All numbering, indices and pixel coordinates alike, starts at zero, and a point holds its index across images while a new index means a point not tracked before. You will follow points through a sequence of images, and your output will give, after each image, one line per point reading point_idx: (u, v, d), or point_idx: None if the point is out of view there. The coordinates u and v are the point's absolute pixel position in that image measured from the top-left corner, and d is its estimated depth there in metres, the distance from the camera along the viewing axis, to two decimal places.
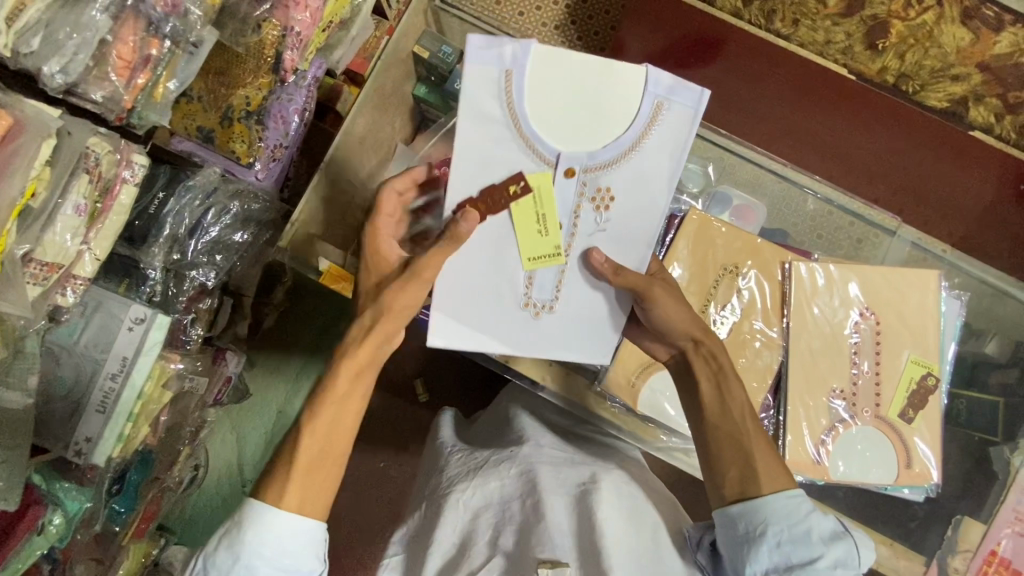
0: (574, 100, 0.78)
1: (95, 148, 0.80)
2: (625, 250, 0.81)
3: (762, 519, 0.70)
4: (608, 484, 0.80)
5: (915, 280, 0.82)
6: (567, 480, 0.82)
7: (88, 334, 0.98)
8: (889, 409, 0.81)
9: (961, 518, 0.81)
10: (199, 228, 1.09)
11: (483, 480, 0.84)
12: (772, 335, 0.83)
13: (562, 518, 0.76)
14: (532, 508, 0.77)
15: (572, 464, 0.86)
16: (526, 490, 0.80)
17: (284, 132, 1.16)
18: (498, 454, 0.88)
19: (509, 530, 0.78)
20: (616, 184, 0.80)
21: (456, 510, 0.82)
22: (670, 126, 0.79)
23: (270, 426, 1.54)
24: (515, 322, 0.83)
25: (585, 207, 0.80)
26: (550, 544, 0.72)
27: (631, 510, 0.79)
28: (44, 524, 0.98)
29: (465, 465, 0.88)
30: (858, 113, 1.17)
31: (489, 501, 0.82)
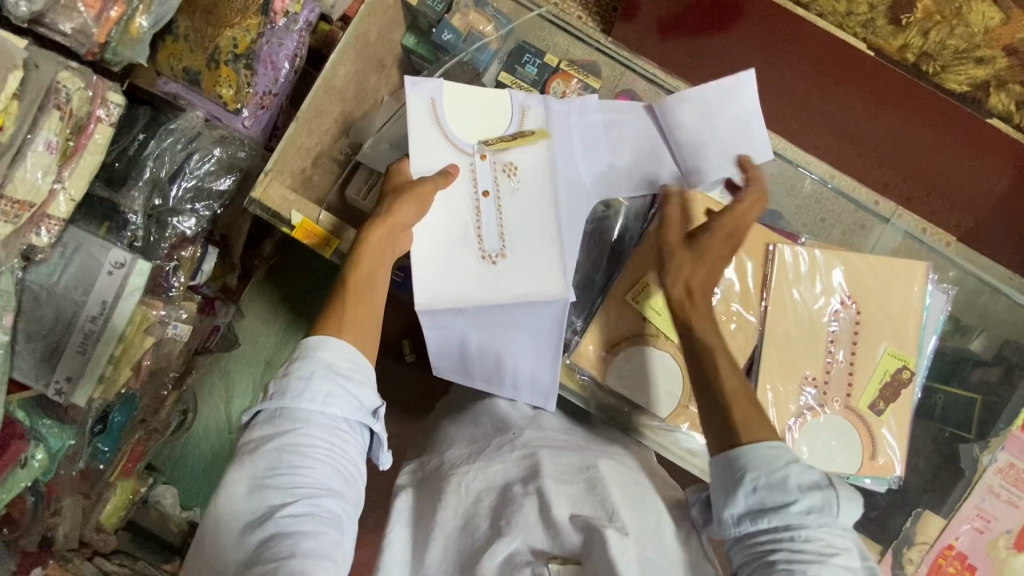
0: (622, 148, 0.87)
1: (66, 84, 0.78)
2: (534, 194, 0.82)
3: (741, 465, 0.62)
4: (607, 475, 0.77)
5: (901, 269, 0.76)
6: (569, 471, 0.78)
7: (68, 275, 0.98)
8: (860, 399, 0.74)
9: (921, 509, 0.80)
10: (181, 173, 1.06)
11: (484, 463, 0.80)
12: (750, 319, 0.75)
13: (569, 509, 0.74)
14: (536, 495, 0.74)
15: (576, 450, 0.81)
16: (529, 474, 0.77)
17: (274, 78, 1.09)
18: (500, 435, 0.84)
19: (509, 514, 0.74)
20: (523, 160, 0.82)
21: (459, 493, 0.78)
22: (730, 133, 0.85)
23: (258, 377, 1.54)
24: (469, 273, 0.79)
25: (499, 181, 0.81)
26: (558, 537, 0.72)
27: (636, 493, 0.77)
28: (27, 458, 1.02)
29: (468, 446, 0.84)
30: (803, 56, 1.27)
31: (492, 485, 0.78)
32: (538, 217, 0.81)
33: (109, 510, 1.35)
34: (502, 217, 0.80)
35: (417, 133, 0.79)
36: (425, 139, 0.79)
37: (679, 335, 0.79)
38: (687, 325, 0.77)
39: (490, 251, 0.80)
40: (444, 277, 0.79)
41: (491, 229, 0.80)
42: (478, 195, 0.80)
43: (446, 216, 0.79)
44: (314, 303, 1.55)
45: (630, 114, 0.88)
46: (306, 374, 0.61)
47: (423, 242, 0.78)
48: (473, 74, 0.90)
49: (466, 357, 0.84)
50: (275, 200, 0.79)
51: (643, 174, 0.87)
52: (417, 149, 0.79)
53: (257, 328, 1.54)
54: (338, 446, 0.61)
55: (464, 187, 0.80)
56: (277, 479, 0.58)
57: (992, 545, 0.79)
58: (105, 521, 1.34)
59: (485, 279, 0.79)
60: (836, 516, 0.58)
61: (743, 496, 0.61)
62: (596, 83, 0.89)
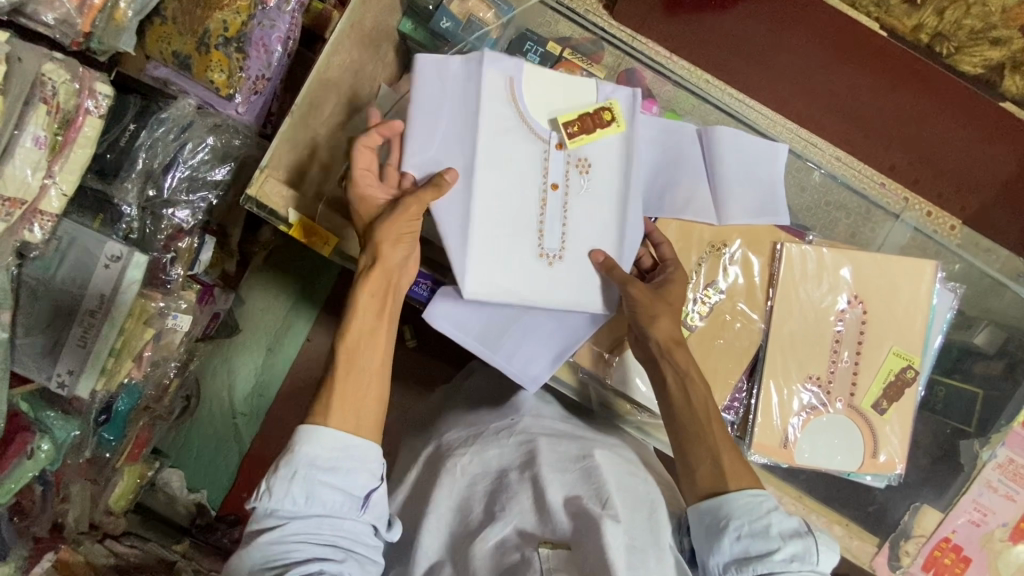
0: (667, 166, 0.80)
1: (52, 76, 0.76)
2: (601, 199, 0.78)
3: (725, 513, 0.63)
4: (605, 465, 0.72)
5: (910, 268, 0.75)
6: (566, 458, 0.73)
7: (64, 269, 0.96)
8: (862, 399, 0.74)
9: (919, 504, 0.79)
10: (175, 164, 1.04)
11: (482, 447, 0.77)
12: (754, 317, 0.76)
13: (564, 493, 0.69)
14: (530, 483, 0.70)
15: (573, 438, 0.77)
16: (528, 460, 0.73)
17: (267, 62, 1.06)
18: (498, 422, 0.81)
19: (503, 498, 0.70)
20: (598, 159, 0.79)
21: (454, 476, 0.75)
22: (761, 177, 0.79)
23: (260, 363, 1.56)
24: (527, 266, 0.77)
25: (569, 176, 0.78)
26: (551, 521, 0.67)
27: (627, 475, 0.73)
28: (33, 450, 1.01)
29: (465, 431, 0.81)
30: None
31: (488, 469, 0.75)
32: (600, 217, 0.78)
33: (119, 492, 1.36)
34: (566, 212, 0.78)
35: (490, 114, 0.77)
36: (498, 122, 0.77)
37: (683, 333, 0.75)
38: (693, 324, 0.75)
39: (549, 249, 0.77)
40: (498, 262, 0.76)
41: (552, 224, 0.77)
42: (546, 185, 0.78)
43: (509, 203, 0.77)
44: (313, 290, 1.55)
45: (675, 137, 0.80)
46: (289, 476, 0.61)
47: (480, 220, 0.76)
48: None
49: (479, 322, 0.79)
50: (271, 197, 0.78)
51: (681, 192, 0.79)
52: (486, 130, 0.77)
53: (256, 316, 1.54)
54: (330, 532, 0.62)
55: (533, 177, 0.78)
56: (273, 569, 0.60)
57: (988, 538, 0.78)
58: (114, 503, 1.35)
59: (541, 276, 0.77)
60: (817, 563, 0.59)
61: (728, 543, 0.62)
62: (597, 71, 0.86)
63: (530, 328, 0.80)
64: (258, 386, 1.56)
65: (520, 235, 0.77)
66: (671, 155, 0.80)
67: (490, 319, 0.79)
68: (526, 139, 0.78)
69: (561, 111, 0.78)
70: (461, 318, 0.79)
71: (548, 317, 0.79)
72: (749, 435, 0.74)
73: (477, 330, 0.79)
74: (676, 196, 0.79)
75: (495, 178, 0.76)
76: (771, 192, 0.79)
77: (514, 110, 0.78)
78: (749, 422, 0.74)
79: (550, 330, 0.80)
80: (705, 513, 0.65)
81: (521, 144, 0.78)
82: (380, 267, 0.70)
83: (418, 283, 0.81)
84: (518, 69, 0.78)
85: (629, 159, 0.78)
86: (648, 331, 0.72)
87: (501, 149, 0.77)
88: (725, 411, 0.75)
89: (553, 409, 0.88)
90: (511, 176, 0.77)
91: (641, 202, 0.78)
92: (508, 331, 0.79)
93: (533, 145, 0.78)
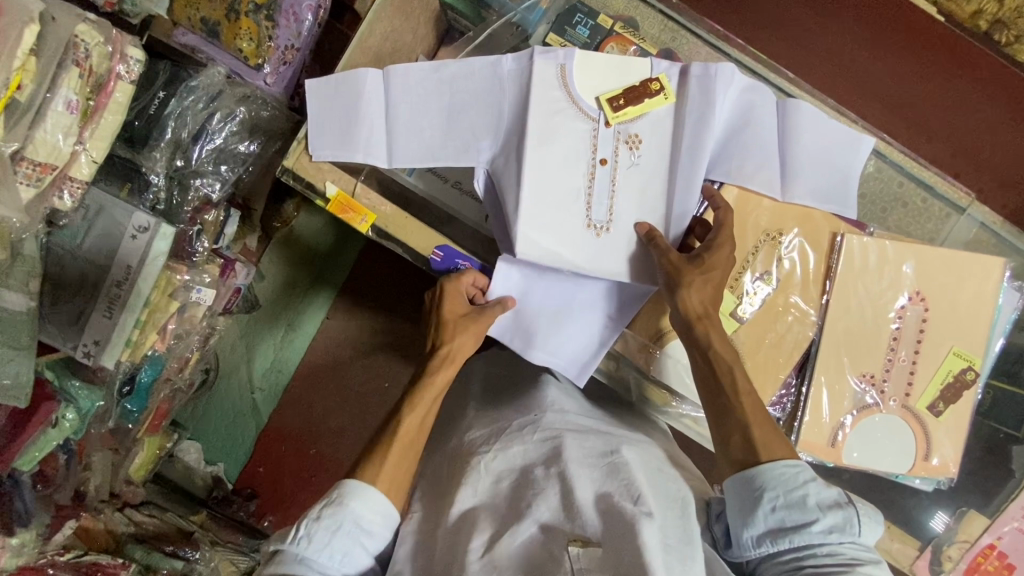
0: (738, 135, 0.75)
1: (85, 38, 0.74)
2: (649, 178, 0.75)
3: (759, 484, 0.62)
4: (632, 460, 0.70)
5: (977, 265, 0.71)
6: (594, 454, 0.72)
7: (91, 238, 0.95)
8: (918, 400, 0.72)
9: (965, 509, 0.76)
10: (204, 134, 1.01)
11: (505, 444, 0.75)
12: (808, 311, 0.73)
13: (593, 491, 0.67)
14: (557, 479, 0.69)
15: (600, 433, 0.76)
16: (553, 456, 0.71)
17: (296, 31, 1.03)
18: (521, 417, 0.79)
19: (537, 499, 0.68)
20: (650, 132, 0.75)
21: (478, 473, 0.73)
22: (835, 163, 0.76)
23: (278, 339, 1.55)
24: (572, 239, 0.75)
25: (619, 152, 0.75)
26: (579, 518, 0.65)
27: (656, 469, 0.72)
28: (58, 419, 1.02)
29: (488, 427, 0.80)
30: (856, 26, 1.24)
31: (512, 467, 0.73)
32: (650, 193, 0.75)
33: (138, 463, 1.37)
34: (615, 188, 0.75)
35: (540, 97, 0.74)
36: (549, 104, 0.74)
37: (734, 325, 0.72)
38: (744, 315, 0.72)
39: (596, 221, 0.75)
40: (545, 232, 0.74)
41: (600, 198, 0.75)
42: (595, 160, 0.75)
43: (557, 178, 0.74)
44: (333, 265, 1.54)
45: (755, 98, 0.75)
46: (333, 526, 0.63)
47: (531, 197, 0.73)
48: (520, 36, 0.84)
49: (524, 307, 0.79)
50: (309, 170, 0.76)
51: (748, 160, 0.74)
52: (537, 112, 0.74)
53: (278, 292, 1.53)
54: None
55: (582, 152, 0.75)
56: None
57: None
58: (133, 473, 1.36)
59: (587, 247, 0.75)
60: (858, 535, 0.58)
61: (763, 517, 0.61)
62: (650, 48, 0.82)
63: (577, 308, 0.78)
64: (276, 362, 1.57)
65: (566, 210, 0.74)
66: (744, 121, 0.75)
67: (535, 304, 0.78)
68: (575, 116, 0.75)
69: (609, 86, 0.75)
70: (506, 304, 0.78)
71: (587, 307, 0.78)
72: (796, 433, 0.72)
73: (519, 315, 0.79)
74: (743, 165, 0.74)
75: (544, 153, 0.74)
76: (845, 177, 0.75)
77: (565, 93, 0.75)
78: (796, 421, 0.72)
79: (587, 318, 0.79)
80: (738, 486, 0.63)
81: (571, 124, 0.75)
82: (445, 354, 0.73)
83: (456, 265, 0.78)
84: (568, 55, 0.75)
85: (683, 126, 0.74)
86: (681, 310, 0.69)
87: (551, 132, 0.74)
88: (773, 405, 0.73)
89: (589, 409, 0.85)
90: (559, 153, 0.74)
91: (699, 170, 0.73)
92: (555, 315, 0.79)
93: (582, 123, 0.75)
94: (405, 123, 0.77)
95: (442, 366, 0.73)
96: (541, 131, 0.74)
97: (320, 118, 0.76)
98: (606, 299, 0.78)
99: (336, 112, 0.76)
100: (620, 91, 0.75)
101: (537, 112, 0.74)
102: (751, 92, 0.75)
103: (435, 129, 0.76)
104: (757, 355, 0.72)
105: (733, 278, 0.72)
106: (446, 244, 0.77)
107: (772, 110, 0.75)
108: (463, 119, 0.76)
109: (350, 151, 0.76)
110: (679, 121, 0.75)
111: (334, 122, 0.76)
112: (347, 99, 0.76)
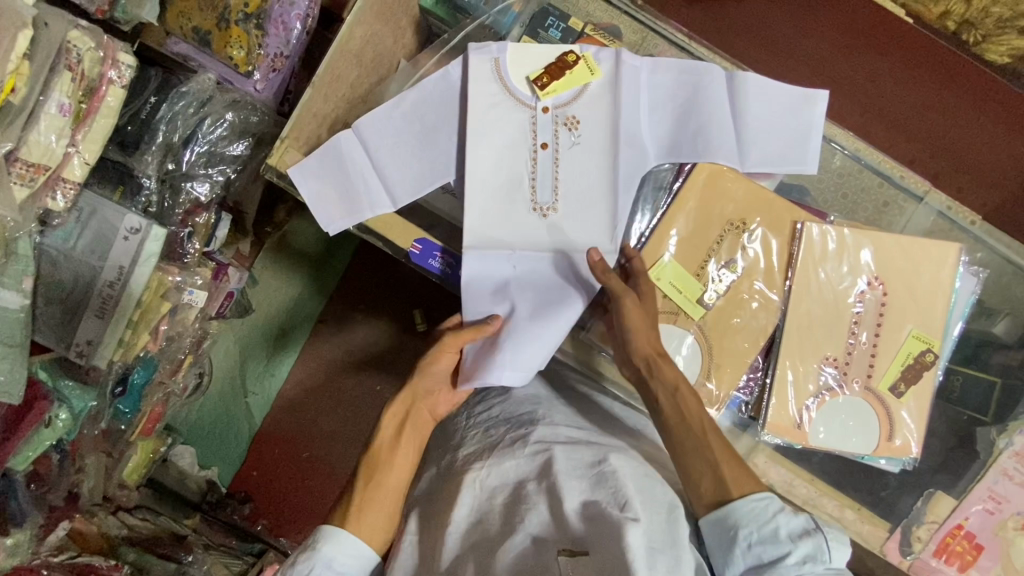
0: (679, 115, 0.80)
1: (77, 43, 0.77)
2: (596, 158, 0.79)
3: (732, 522, 0.63)
4: (623, 468, 0.65)
5: (933, 251, 0.74)
6: (583, 465, 0.66)
7: (84, 240, 0.98)
8: (880, 381, 0.75)
9: (933, 491, 0.78)
10: (194, 138, 1.05)
11: (499, 459, 0.71)
12: (772, 298, 0.76)
13: (580, 499, 0.63)
14: (548, 492, 0.64)
15: (590, 443, 0.70)
16: (544, 469, 0.67)
17: (286, 39, 1.06)
18: (513, 430, 0.74)
19: (530, 512, 0.64)
20: (586, 112, 0.79)
21: (472, 489, 0.69)
22: (791, 123, 0.80)
23: (271, 343, 1.57)
24: (518, 224, 0.79)
25: (560, 135, 0.79)
26: (566, 527, 0.61)
27: (651, 477, 0.66)
28: (52, 418, 1.04)
29: (481, 441, 0.76)
30: (827, 36, 1.29)
31: (506, 482, 0.69)
32: (595, 171, 0.79)
33: (131, 466, 1.38)
34: (559, 171, 0.79)
35: (478, 94, 0.79)
36: (488, 98, 0.79)
37: (700, 312, 0.77)
38: (709, 302, 0.76)
39: (542, 204, 0.79)
40: (484, 220, 0.79)
41: (545, 182, 0.79)
42: (536, 146, 0.79)
43: (501, 165, 0.79)
44: (324, 269, 1.56)
45: (695, 79, 0.79)
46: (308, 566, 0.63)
47: (472, 183, 0.79)
48: (494, 38, 0.88)
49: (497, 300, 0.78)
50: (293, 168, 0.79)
51: (693, 139, 0.79)
52: (476, 108, 0.79)
53: (270, 297, 1.54)
54: None
55: (523, 139, 0.79)
56: None
57: (1001, 526, 0.76)
58: (127, 477, 1.38)
59: (533, 230, 0.79)
60: (830, 562, 0.58)
61: (739, 553, 0.62)
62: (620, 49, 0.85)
63: (547, 287, 0.78)
64: (269, 368, 1.58)
65: (513, 196, 0.79)
66: (682, 99, 0.80)
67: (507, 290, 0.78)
68: (513, 108, 0.79)
69: (535, 69, 0.79)
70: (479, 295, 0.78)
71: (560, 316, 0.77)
72: (763, 416, 0.75)
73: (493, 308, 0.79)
74: (682, 143, 0.79)
75: (488, 143, 0.79)
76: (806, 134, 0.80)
77: (501, 86, 0.79)
78: (762, 403, 0.76)
79: (565, 317, 0.78)
80: (715, 524, 0.64)
81: (509, 114, 0.79)
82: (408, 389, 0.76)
83: (435, 257, 0.80)
84: (500, 50, 0.79)
85: (619, 105, 0.79)
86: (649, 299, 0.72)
87: (492, 123, 0.79)
88: (738, 391, 0.77)
89: (576, 414, 0.80)
90: (499, 140, 0.79)
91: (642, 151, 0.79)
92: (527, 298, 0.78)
93: (520, 113, 0.79)
94: (373, 142, 0.81)
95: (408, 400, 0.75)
96: (482, 120, 0.79)
97: (318, 194, 0.80)
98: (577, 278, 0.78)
99: (330, 182, 0.80)
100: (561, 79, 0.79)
101: (480, 103, 0.79)
102: (681, 71, 0.79)
103: (395, 131, 0.81)
104: (722, 340, 0.76)
105: (699, 267, 0.77)
106: (424, 236, 0.80)
107: (717, 84, 0.79)
108: (421, 112, 0.81)
109: (357, 211, 0.80)
110: (615, 102, 0.79)
111: (326, 190, 0.80)
112: (329, 163, 0.80)
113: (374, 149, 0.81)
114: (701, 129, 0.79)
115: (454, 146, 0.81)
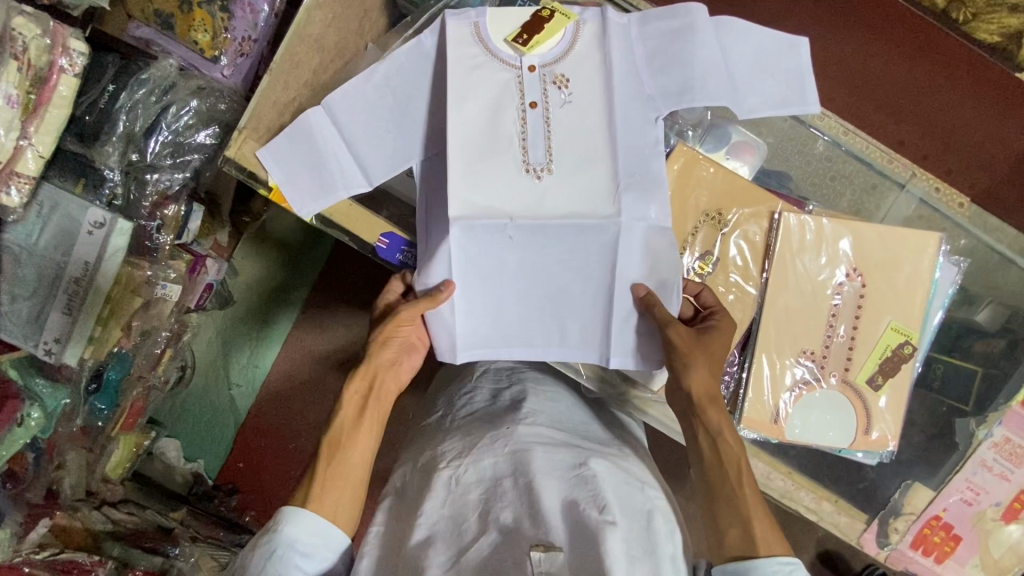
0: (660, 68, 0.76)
1: (21, 30, 0.75)
2: (589, 120, 0.75)
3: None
4: (602, 472, 0.64)
5: (912, 242, 0.73)
6: (563, 465, 0.65)
7: (47, 234, 0.94)
8: (858, 373, 0.74)
9: (911, 481, 0.78)
10: (157, 128, 1.00)
11: (476, 457, 0.68)
12: (749, 292, 0.75)
13: (560, 497, 0.61)
14: (524, 490, 0.62)
15: (570, 445, 0.69)
16: (520, 466, 0.65)
17: (253, 22, 1.03)
18: (496, 429, 0.72)
19: (509, 506, 0.62)
20: (576, 70, 0.76)
21: (446, 487, 0.67)
22: (768, 90, 0.79)
23: (254, 336, 1.55)
24: (516, 189, 0.75)
25: (549, 93, 0.76)
26: (544, 526, 0.58)
27: (629, 480, 0.66)
28: (24, 417, 1.01)
29: (462, 439, 0.73)
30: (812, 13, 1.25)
31: (482, 479, 0.66)
32: (583, 134, 0.75)
33: (115, 460, 1.35)
34: (550, 130, 0.75)
35: (458, 54, 0.75)
36: (468, 59, 0.75)
37: None
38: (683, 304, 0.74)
39: (534, 164, 0.75)
40: (481, 190, 0.74)
41: (536, 142, 0.75)
42: (524, 106, 0.76)
43: (487, 127, 0.75)
44: (309, 261, 1.54)
45: (659, 40, 0.76)
46: (267, 552, 0.63)
47: (457, 146, 0.74)
48: None
49: (500, 282, 0.77)
50: (250, 158, 0.77)
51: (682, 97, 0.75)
52: (457, 68, 0.75)
53: (253, 288, 1.52)
54: None
55: (508, 99, 0.76)
56: None
57: (980, 517, 0.76)
58: (110, 472, 1.34)
59: (528, 196, 0.74)
60: None
61: None
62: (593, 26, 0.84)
63: (546, 269, 0.77)
64: (252, 360, 1.57)
65: (500, 160, 0.75)
66: (681, 44, 0.76)
67: (516, 270, 0.76)
68: (496, 69, 0.76)
69: (513, 27, 0.76)
70: (475, 276, 0.76)
71: (555, 303, 0.77)
72: (739, 410, 0.74)
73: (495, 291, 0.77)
74: (679, 87, 0.75)
75: (474, 110, 0.75)
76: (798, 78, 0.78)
77: (482, 48, 0.76)
78: (739, 397, 0.75)
79: (563, 297, 0.77)
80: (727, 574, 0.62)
81: (493, 75, 0.76)
82: (367, 366, 0.74)
83: (402, 251, 0.78)
84: (479, 12, 0.76)
85: (606, 64, 0.76)
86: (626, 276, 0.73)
87: (474, 84, 0.75)
88: None
89: (560, 412, 0.79)
90: (484, 104, 0.76)
91: (646, 106, 0.76)
92: (531, 279, 0.76)
93: (503, 73, 0.76)
94: (346, 115, 0.78)
95: (365, 376, 0.74)
96: (464, 79, 0.75)
97: (287, 175, 0.77)
98: (571, 271, 0.76)
99: (297, 164, 0.77)
100: (545, 36, 0.76)
101: (459, 63, 0.75)
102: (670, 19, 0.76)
103: (367, 104, 0.78)
104: None
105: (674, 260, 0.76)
106: (391, 231, 0.77)
107: (694, 43, 0.75)
108: (398, 77, 0.78)
109: (330, 191, 0.78)
110: (606, 59, 0.76)
111: (299, 175, 0.77)
112: (301, 143, 0.78)
113: (343, 124, 0.78)
114: (701, 72, 0.75)
115: (431, 114, 0.79)
